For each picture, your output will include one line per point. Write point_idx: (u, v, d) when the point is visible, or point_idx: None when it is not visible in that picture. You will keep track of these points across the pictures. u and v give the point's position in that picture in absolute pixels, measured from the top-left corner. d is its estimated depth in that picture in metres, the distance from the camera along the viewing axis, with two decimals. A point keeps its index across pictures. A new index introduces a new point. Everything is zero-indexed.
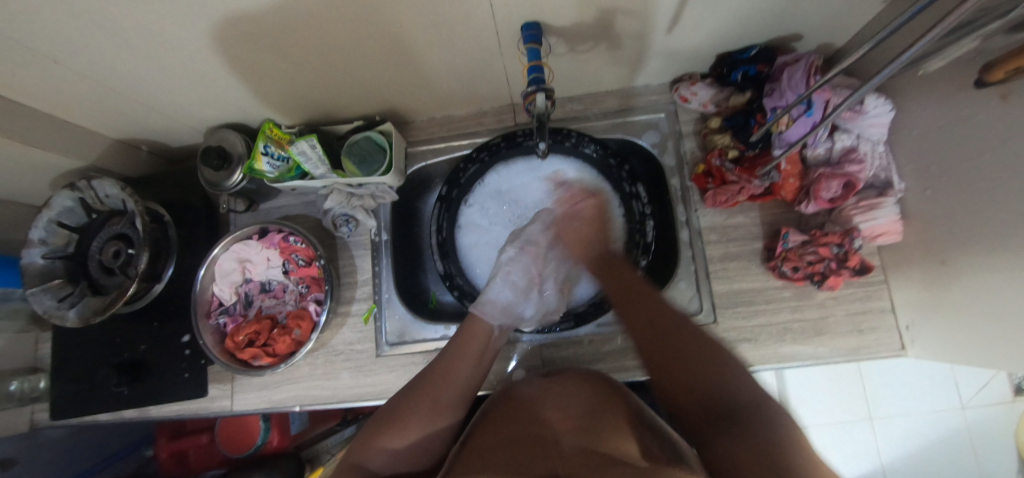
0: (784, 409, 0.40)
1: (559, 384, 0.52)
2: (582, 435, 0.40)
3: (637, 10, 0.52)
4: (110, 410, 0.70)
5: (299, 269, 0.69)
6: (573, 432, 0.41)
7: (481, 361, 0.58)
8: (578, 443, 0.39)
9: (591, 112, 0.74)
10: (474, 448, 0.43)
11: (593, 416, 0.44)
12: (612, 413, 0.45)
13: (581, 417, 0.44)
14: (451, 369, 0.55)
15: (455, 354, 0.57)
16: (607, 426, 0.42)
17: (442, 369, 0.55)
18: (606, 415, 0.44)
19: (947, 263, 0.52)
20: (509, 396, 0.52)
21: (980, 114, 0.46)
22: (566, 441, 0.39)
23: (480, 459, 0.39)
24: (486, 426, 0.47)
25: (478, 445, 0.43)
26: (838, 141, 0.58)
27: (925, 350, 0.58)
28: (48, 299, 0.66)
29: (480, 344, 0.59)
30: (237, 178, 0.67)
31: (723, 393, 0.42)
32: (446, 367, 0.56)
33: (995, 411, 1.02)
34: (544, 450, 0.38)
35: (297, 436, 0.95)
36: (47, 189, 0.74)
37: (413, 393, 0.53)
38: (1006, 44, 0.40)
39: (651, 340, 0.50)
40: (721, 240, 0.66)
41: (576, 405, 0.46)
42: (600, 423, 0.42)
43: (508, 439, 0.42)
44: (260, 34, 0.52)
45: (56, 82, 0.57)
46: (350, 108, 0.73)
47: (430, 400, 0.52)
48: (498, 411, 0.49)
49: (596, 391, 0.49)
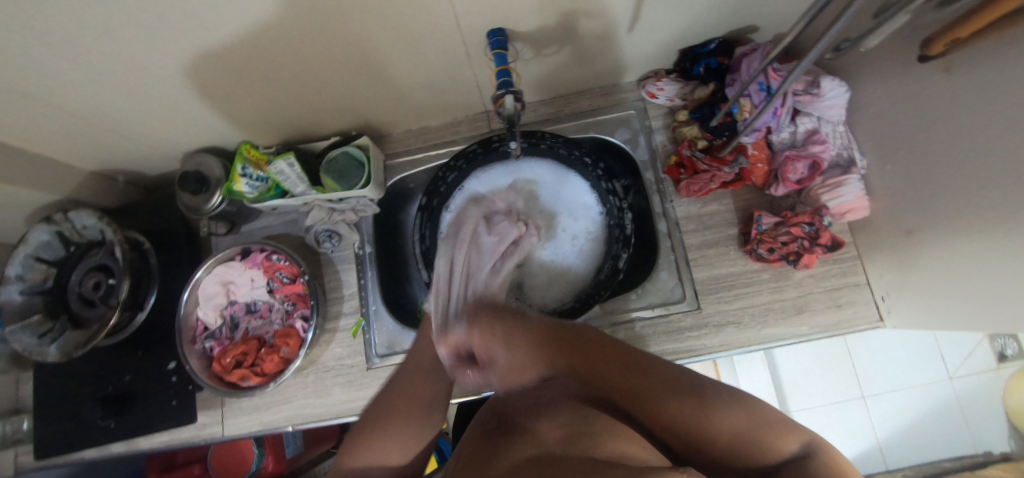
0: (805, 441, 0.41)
1: None
2: (574, 442, 0.36)
3: (597, 10, 0.54)
4: (96, 446, 0.68)
5: (284, 287, 0.69)
6: (562, 437, 0.38)
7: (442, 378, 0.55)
8: (569, 449, 0.36)
9: (563, 113, 0.75)
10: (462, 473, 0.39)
11: (585, 415, 0.41)
12: (605, 407, 0.42)
13: (569, 418, 0.40)
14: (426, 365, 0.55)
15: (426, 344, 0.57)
16: (598, 421, 0.39)
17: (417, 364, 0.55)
18: (594, 400, 0.43)
19: (914, 233, 0.54)
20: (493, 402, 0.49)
21: (927, 88, 0.48)
22: (556, 451, 0.36)
23: None
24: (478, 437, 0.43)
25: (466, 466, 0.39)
26: (800, 125, 0.61)
27: (902, 320, 0.59)
28: (28, 336, 0.65)
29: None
30: (216, 201, 0.68)
31: (753, 448, 0.40)
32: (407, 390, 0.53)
33: (982, 379, 1.04)
34: (540, 462, 0.35)
35: (292, 461, 0.93)
36: (23, 225, 0.73)
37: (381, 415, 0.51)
38: (940, 20, 0.43)
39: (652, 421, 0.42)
40: (698, 229, 0.67)
41: (567, 401, 0.43)
42: (591, 418, 0.40)
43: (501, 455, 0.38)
44: (230, 57, 0.53)
45: (28, 117, 0.57)
46: (326, 125, 0.73)
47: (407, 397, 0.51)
48: (489, 418, 0.45)
49: (585, 388, 0.47)
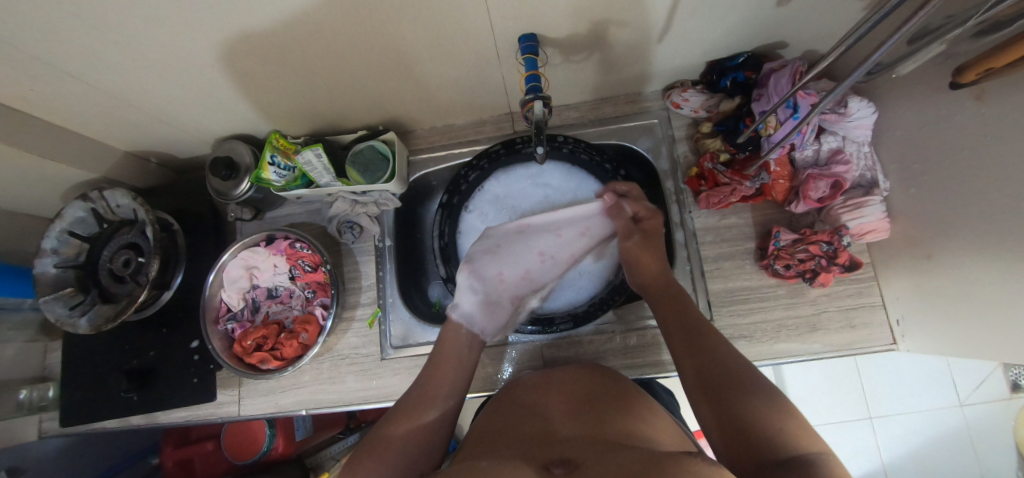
0: (824, 454, 0.38)
1: (561, 375, 0.54)
2: (582, 423, 0.43)
3: (630, 20, 0.55)
4: (117, 417, 0.71)
5: (305, 275, 0.71)
6: (575, 421, 0.44)
7: (461, 376, 0.59)
8: (580, 432, 0.42)
9: (587, 119, 0.76)
10: (483, 438, 0.46)
11: (592, 406, 0.46)
12: (610, 402, 0.47)
13: (580, 408, 0.46)
14: (430, 386, 0.57)
15: (433, 369, 0.59)
16: (604, 410, 0.45)
17: (422, 387, 0.57)
18: (601, 398, 0.48)
19: (933, 258, 0.54)
20: (513, 389, 0.54)
21: (956, 114, 0.48)
22: (568, 432, 0.42)
23: (495, 447, 0.42)
24: (499, 415, 0.50)
25: (489, 434, 0.46)
26: (824, 143, 0.61)
27: (917, 344, 0.59)
28: (60, 307, 0.68)
29: (457, 359, 0.60)
30: (244, 188, 0.70)
31: (774, 433, 0.40)
32: (423, 390, 0.57)
33: (994, 407, 1.03)
34: (554, 440, 0.41)
35: (302, 443, 0.96)
36: (59, 200, 0.76)
37: (402, 408, 0.55)
38: (975, 49, 0.43)
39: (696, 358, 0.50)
40: (716, 241, 0.68)
41: (576, 391, 0.50)
42: (597, 407, 0.46)
43: (521, 428, 0.45)
44: (270, 49, 0.55)
45: (73, 96, 0.59)
46: (354, 119, 0.75)
47: (413, 415, 0.53)
48: (507, 403, 0.51)
49: (593, 380, 0.52)
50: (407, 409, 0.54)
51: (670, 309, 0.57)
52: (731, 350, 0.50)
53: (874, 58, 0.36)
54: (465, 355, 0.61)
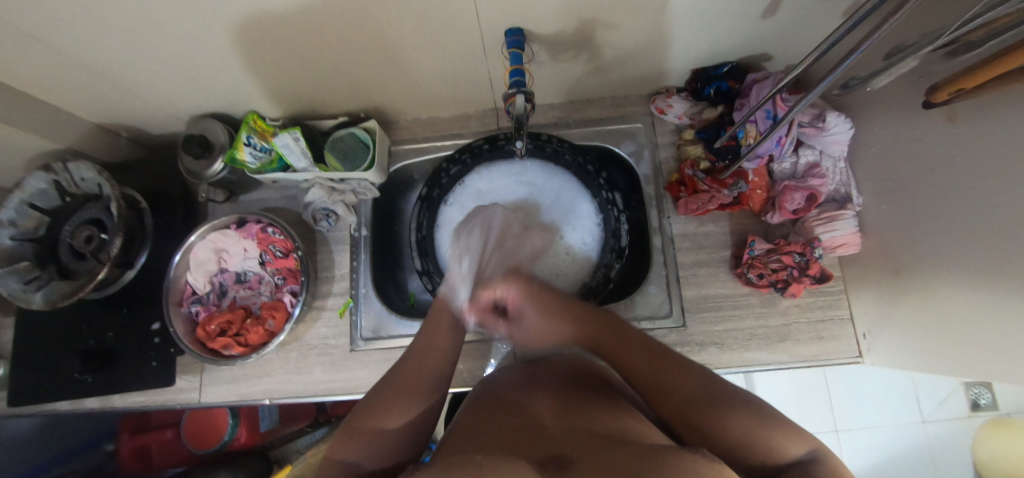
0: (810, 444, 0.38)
1: (544, 374, 0.55)
2: (571, 419, 0.43)
3: (618, 22, 0.55)
4: (70, 399, 0.68)
5: (276, 261, 0.69)
6: (564, 415, 0.44)
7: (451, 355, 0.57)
8: (572, 427, 0.41)
9: (572, 119, 0.76)
10: (472, 434, 0.43)
11: (581, 405, 0.45)
12: (598, 400, 0.47)
13: (567, 406, 0.46)
14: (424, 362, 0.54)
15: (425, 344, 0.56)
16: (593, 408, 0.45)
17: (416, 361, 0.54)
18: (588, 397, 0.47)
19: (901, 274, 0.55)
20: (496, 390, 0.53)
21: (928, 134, 0.49)
22: (559, 428, 0.41)
23: (483, 442, 0.40)
24: (487, 409, 0.48)
25: (480, 427, 0.44)
26: (802, 157, 0.62)
27: (880, 358, 0.60)
28: (14, 282, 0.65)
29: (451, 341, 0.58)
30: (217, 168, 0.68)
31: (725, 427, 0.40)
32: (418, 363, 0.54)
33: (953, 425, 1.06)
34: (544, 433, 0.41)
35: (265, 435, 0.92)
36: (20, 170, 0.73)
37: (391, 380, 0.52)
38: (949, 71, 0.43)
39: (628, 357, 0.50)
40: (692, 247, 0.68)
41: (562, 390, 0.49)
42: (586, 404, 0.46)
43: (513, 423, 0.44)
44: (249, 26, 0.53)
45: (38, 62, 0.56)
46: (335, 104, 0.73)
47: (406, 396, 0.50)
48: (495, 400, 0.50)
49: (579, 380, 0.52)
50: (396, 379, 0.51)
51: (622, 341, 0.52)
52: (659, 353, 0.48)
53: (842, 67, 0.37)
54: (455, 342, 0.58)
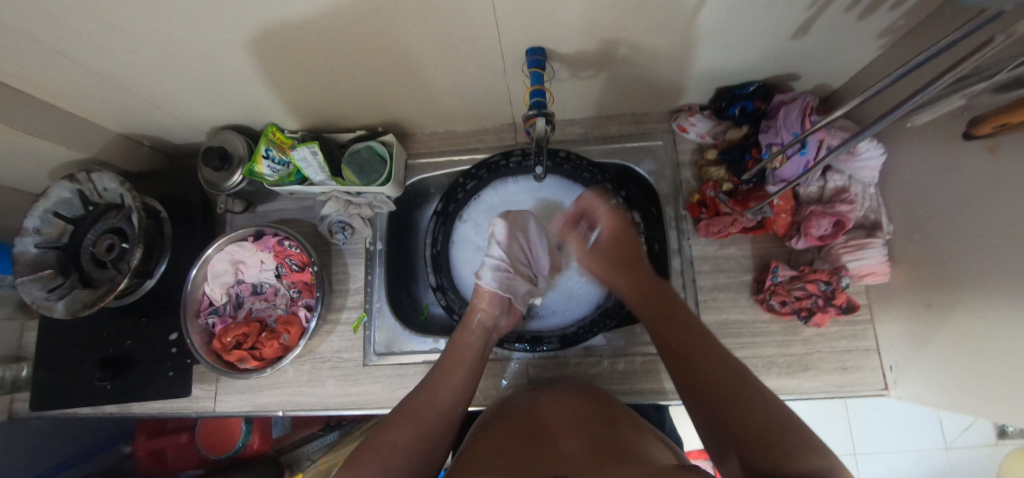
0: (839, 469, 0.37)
1: (549, 392, 0.55)
2: (579, 439, 0.42)
3: (642, 41, 0.53)
4: (89, 405, 0.69)
5: (291, 274, 0.69)
6: (572, 436, 0.43)
7: (467, 384, 0.59)
8: (577, 448, 0.41)
9: (591, 135, 0.75)
10: (478, 454, 0.44)
11: (586, 425, 0.46)
12: (604, 419, 0.47)
13: (574, 425, 0.46)
14: (434, 394, 0.56)
15: (439, 381, 0.58)
16: (598, 429, 0.45)
17: (425, 396, 0.56)
18: (596, 418, 0.47)
19: (932, 308, 0.53)
20: (506, 408, 0.54)
21: (965, 165, 0.47)
22: (563, 447, 0.41)
23: (488, 462, 0.41)
24: (495, 427, 0.49)
25: (485, 446, 0.46)
26: (830, 181, 0.60)
27: (908, 392, 0.58)
28: (38, 290, 0.66)
29: (465, 371, 0.59)
30: (236, 180, 0.68)
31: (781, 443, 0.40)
32: (428, 395, 0.56)
33: (977, 452, 1.02)
34: (545, 453, 0.41)
35: (278, 440, 0.94)
36: (46, 178, 0.74)
37: (402, 410, 0.55)
38: (992, 103, 0.41)
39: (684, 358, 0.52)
40: (712, 270, 0.67)
41: (570, 410, 0.49)
42: (592, 425, 0.45)
43: (518, 442, 0.44)
44: (268, 41, 0.53)
45: (65, 75, 0.57)
46: (353, 118, 0.73)
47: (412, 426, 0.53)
48: (503, 419, 0.51)
49: (589, 399, 0.52)
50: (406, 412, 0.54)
51: (661, 315, 0.58)
52: (728, 373, 0.49)
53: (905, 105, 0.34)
54: (470, 373, 0.60)
